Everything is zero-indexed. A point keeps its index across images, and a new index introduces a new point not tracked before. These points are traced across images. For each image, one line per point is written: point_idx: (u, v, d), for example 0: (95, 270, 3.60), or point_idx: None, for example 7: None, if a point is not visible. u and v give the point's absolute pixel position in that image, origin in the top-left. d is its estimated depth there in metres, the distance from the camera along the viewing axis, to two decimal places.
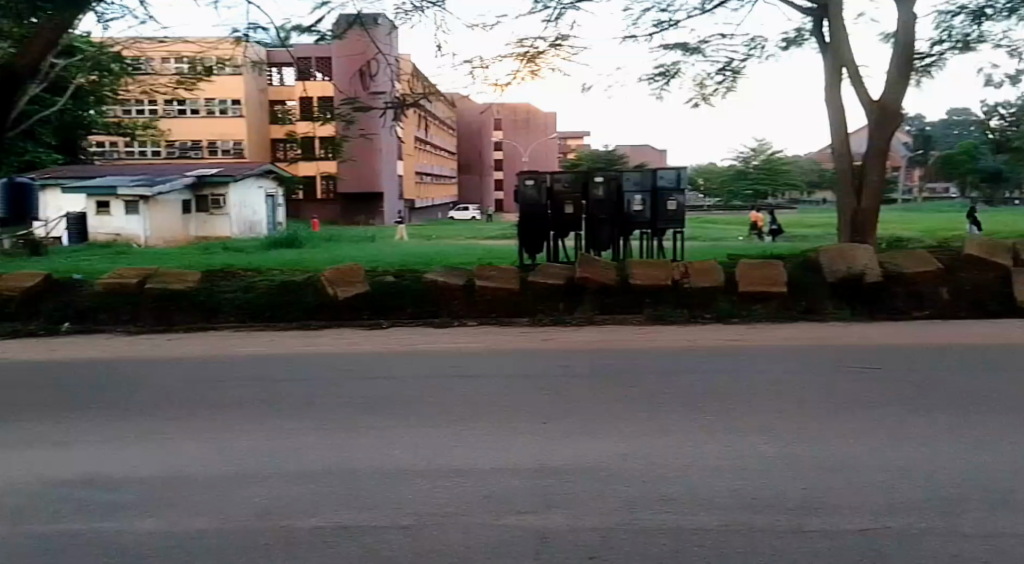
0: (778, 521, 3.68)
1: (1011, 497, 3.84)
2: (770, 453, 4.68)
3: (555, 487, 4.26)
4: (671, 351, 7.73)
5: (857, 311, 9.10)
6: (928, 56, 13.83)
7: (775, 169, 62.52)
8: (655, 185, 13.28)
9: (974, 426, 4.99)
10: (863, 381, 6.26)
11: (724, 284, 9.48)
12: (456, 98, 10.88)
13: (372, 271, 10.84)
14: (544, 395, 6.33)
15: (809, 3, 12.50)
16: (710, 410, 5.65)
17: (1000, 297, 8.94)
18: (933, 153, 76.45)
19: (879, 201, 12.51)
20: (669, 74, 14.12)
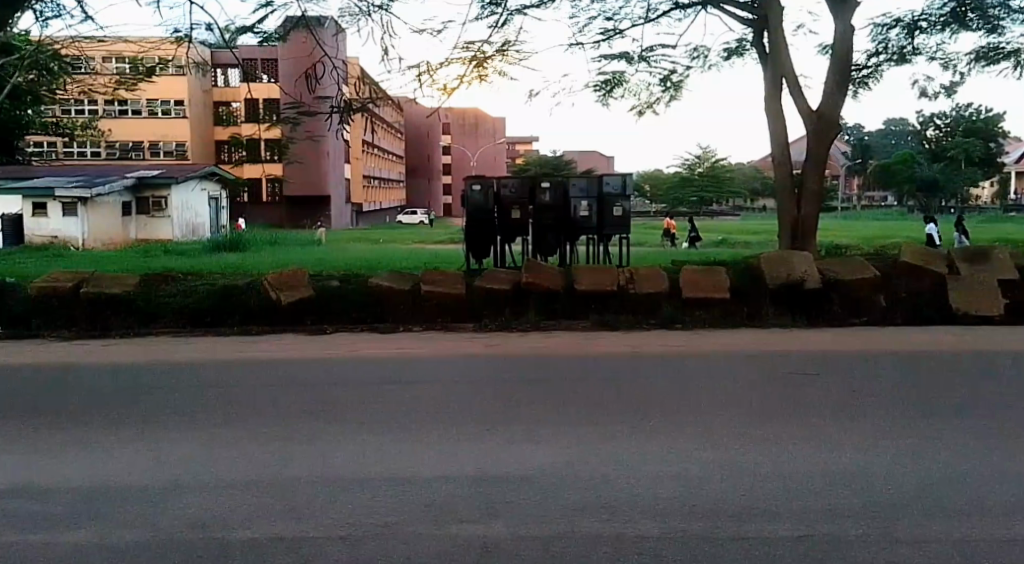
0: (716, 528, 3.75)
1: (940, 502, 4.00)
2: (711, 460, 4.76)
3: (502, 495, 4.25)
4: (617, 356, 7.83)
5: (797, 318, 9.39)
6: (865, 68, 14.36)
7: (719, 177, 65.58)
8: (601, 191, 13.38)
9: (905, 433, 5.18)
10: (800, 388, 6.44)
11: (668, 290, 9.60)
12: (404, 102, 10.77)
13: (316, 276, 10.62)
14: (492, 401, 6.31)
15: (749, 14, 12.85)
16: (653, 416, 5.73)
17: (934, 304, 9.32)
18: (869, 163, 79.81)
19: (818, 208, 12.91)
20: (615, 82, 14.31)
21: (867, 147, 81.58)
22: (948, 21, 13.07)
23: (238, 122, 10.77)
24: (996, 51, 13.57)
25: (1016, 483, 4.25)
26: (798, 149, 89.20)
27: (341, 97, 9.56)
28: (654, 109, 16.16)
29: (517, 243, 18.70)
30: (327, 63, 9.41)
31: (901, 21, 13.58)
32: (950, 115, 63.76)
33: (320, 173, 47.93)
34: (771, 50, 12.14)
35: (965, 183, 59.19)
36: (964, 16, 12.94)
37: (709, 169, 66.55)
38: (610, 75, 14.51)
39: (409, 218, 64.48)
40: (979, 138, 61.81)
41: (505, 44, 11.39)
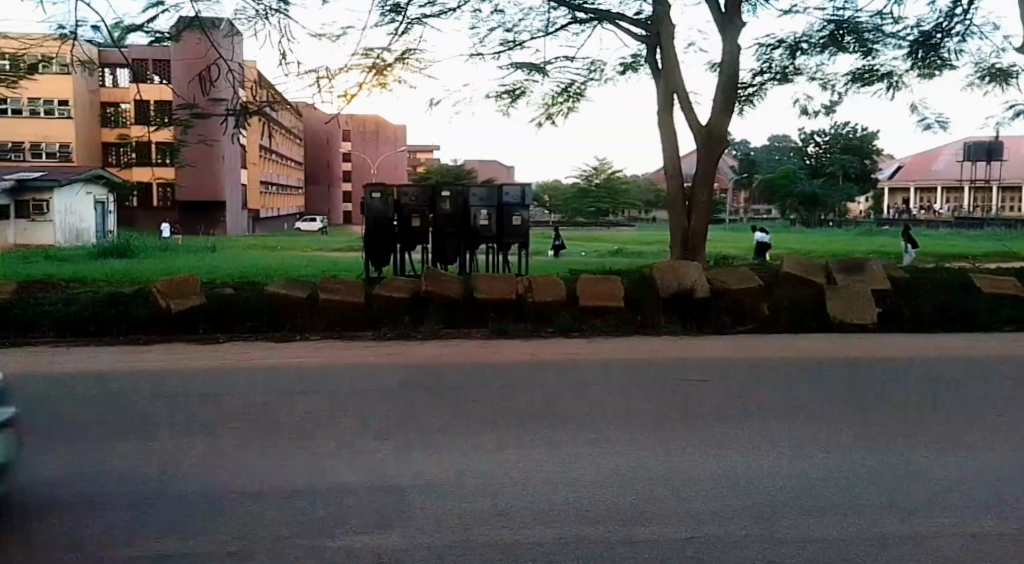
0: (610, 532, 3.89)
1: (815, 503, 4.29)
2: (605, 466, 4.91)
3: (400, 505, 4.23)
4: (517, 363, 7.94)
5: (687, 327, 9.82)
6: (751, 86, 15.18)
7: (617, 188, 67.94)
8: (500, 200, 13.42)
9: (784, 437, 5.50)
10: (689, 393, 6.72)
11: (565, 299, 9.79)
12: (303, 108, 10.51)
13: (207, 283, 10.20)
14: (391, 410, 6.27)
15: (643, 32, 13.36)
16: (551, 424, 5.85)
17: (814, 312, 9.94)
18: (756, 177, 84.33)
19: (708, 219, 13.51)
20: (517, 92, 14.48)
21: (754, 162, 85.93)
22: (826, 44, 14.00)
23: (126, 123, 10.27)
24: (870, 74, 14.63)
25: (882, 482, 4.62)
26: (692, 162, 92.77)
27: (236, 101, 9.41)
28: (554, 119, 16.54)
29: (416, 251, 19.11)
30: (222, 65, 9.06)
31: (784, 42, 14.43)
32: (830, 132, 68.01)
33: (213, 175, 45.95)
34: (664, 66, 12.62)
35: (841, 198, 63.62)
36: (841, 39, 13.90)
37: (607, 180, 68.23)
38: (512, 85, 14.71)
39: (308, 226, 62.70)
40: (855, 155, 66.32)
41: (406, 52, 11.36)
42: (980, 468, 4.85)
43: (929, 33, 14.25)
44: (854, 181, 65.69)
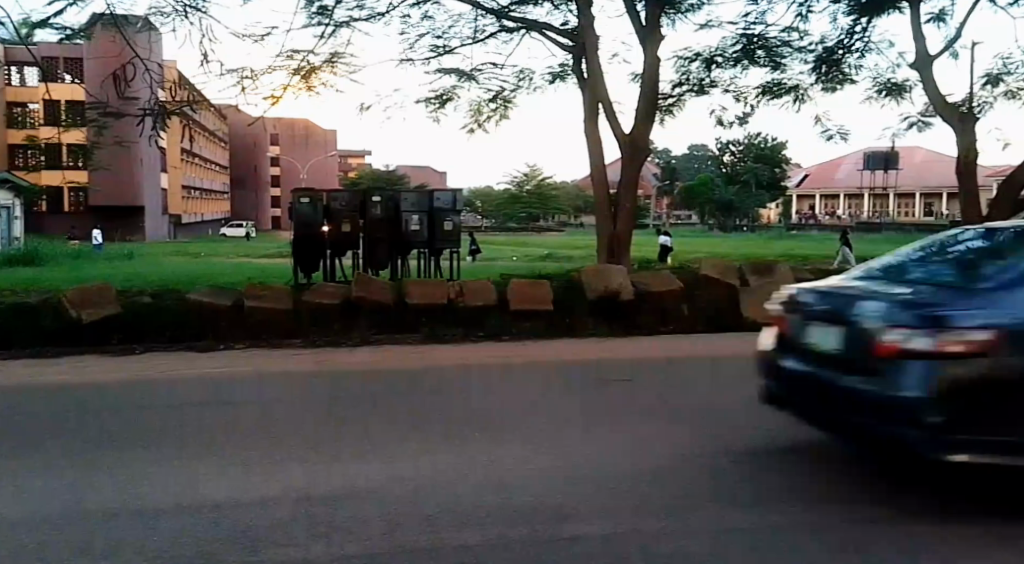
0: (538, 530, 4.03)
1: (731, 492, 4.53)
2: (534, 465, 5.01)
3: (327, 514, 4.22)
4: (447, 364, 7.97)
5: (612, 329, 10.14)
6: (671, 96, 15.73)
7: (546, 193, 68.93)
8: (431, 206, 13.36)
9: (706, 427, 5.75)
10: (616, 388, 6.91)
11: (496, 303, 9.84)
12: (226, 110, 10.22)
13: (124, 291, 9.80)
14: (317, 414, 6.19)
15: (569, 41, 13.64)
16: (483, 425, 5.90)
17: (728, 313, 10.44)
18: (678, 183, 86.93)
19: (632, 224, 13.88)
20: (445, 98, 14.52)
21: (674, 169, 88.67)
22: (740, 57, 14.65)
23: (33, 123, 9.75)
24: (779, 87, 15.40)
25: (791, 469, 4.91)
26: (615, 169, 94.92)
27: (154, 101, 9.08)
28: (485, 126, 16.63)
29: (347, 259, 18.88)
30: (139, 64, 8.71)
31: (701, 55, 15.01)
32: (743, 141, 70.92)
33: (128, 180, 44.04)
34: (589, 75, 12.93)
35: (756, 205, 66.49)
36: (753, 54, 14.59)
37: (536, 186, 69.02)
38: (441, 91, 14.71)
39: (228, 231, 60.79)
40: (766, 164, 69.41)
41: (333, 55, 11.22)
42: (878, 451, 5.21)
43: (832, 50, 15.13)
44: (765, 189, 68.78)
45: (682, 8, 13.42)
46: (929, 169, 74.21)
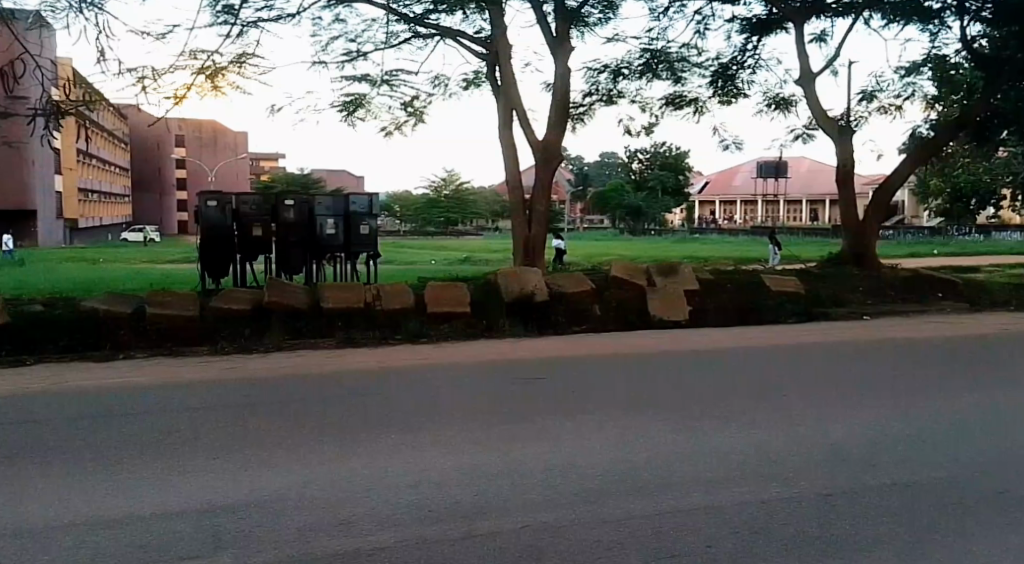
0: (452, 530, 4.14)
1: (637, 484, 4.80)
2: (453, 464, 5.10)
3: (240, 523, 4.19)
4: (359, 367, 7.85)
5: (529, 329, 10.16)
6: (581, 106, 16.17)
7: (466, 198, 68.82)
8: (347, 210, 13.21)
9: (619, 420, 5.99)
10: (532, 386, 7.06)
11: (414, 306, 9.92)
12: (127, 110, 9.76)
13: (12, 300, 9.20)
14: (227, 421, 6.03)
15: (482, 50, 13.81)
16: (403, 425, 5.89)
17: (637, 311, 10.76)
18: (588, 189, 88.74)
19: (546, 228, 14.22)
20: (359, 103, 14.40)
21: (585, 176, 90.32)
22: (643, 71, 15.26)
23: None
24: (680, 98, 16.11)
25: (692, 458, 5.21)
26: (527, 175, 96.22)
27: (47, 100, 8.57)
28: (403, 130, 16.61)
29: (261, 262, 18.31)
30: (30, 61, 8.23)
31: (608, 67, 15.55)
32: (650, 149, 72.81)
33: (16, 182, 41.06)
34: (503, 82, 13.13)
35: (661, 210, 68.88)
36: (656, 67, 15.22)
37: (455, 192, 68.77)
38: (355, 95, 14.60)
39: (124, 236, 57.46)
40: (669, 171, 71.75)
41: (241, 57, 10.92)
42: (768, 436, 5.61)
43: (727, 65, 15.99)
44: (671, 195, 70.95)
45: (589, 21, 13.86)
46: (818, 177, 78.60)
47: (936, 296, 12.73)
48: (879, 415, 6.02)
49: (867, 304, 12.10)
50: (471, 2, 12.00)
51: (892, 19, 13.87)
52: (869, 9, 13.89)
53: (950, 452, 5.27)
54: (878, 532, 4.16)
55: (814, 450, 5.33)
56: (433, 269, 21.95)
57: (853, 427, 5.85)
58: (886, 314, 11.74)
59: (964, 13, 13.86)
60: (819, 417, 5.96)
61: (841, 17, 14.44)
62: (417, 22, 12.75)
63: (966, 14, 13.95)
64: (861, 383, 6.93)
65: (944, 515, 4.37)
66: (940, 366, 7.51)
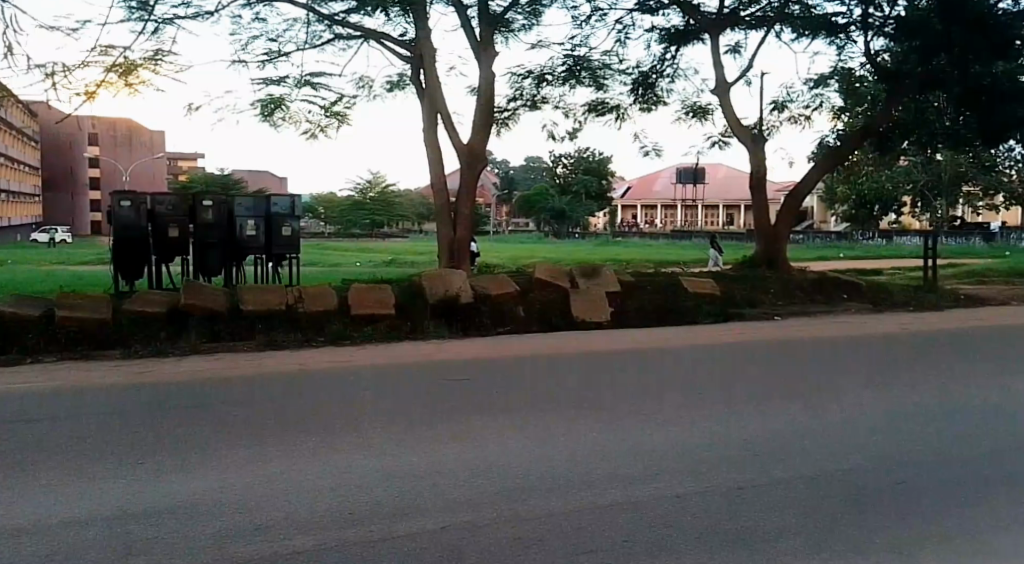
0: (372, 531, 4.13)
1: (556, 482, 4.88)
2: (373, 465, 5.08)
3: (153, 529, 4.09)
4: (281, 370, 7.72)
5: (453, 329, 10.16)
6: (506, 110, 16.30)
7: (390, 200, 68.17)
8: (268, 210, 13.03)
9: (539, 419, 6.07)
10: (454, 387, 7.10)
11: (336, 308, 9.84)
12: (34, 106, 9.35)
13: None
14: (140, 426, 5.85)
15: (406, 52, 13.79)
16: (323, 427, 5.84)
17: (560, 312, 10.88)
18: (514, 192, 89.34)
19: (470, 230, 14.28)
20: (279, 104, 14.18)
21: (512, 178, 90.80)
22: (567, 78, 15.48)
23: None
24: (603, 105, 16.42)
25: (611, 455, 5.32)
26: (454, 178, 96.26)
27: None
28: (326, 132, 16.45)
29: (178, 263, 17.75)
30: None
31: (532, 72, 15.73)
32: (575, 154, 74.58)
33: None
34: (427, 85, 13.14)
35: (585, 214, 69.75)
36: (579, 74, 15.48)
37: (380, 193, 67.93)
38: (275, 96, 14.37)
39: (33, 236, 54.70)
40: (594, 176, 72.97)
41: (157, 54, 10.63)
42: (683, 432, 5.78)
43: (648, 74, 16.40)
44: (594, 199, 72.46)
45: (513, 27, 14.02)
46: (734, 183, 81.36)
47: (842, 297, 13.36)
48: (788, 410, 6.28)
49: (779, 305, 12.58)
50: (394, 4, 11.99)
51: (801, 33, 14.48)
52: (780, 22, 14.49)
53: (850, 445, 5.56)
54: (786, 522, 4.36)
55: (727, 445, 5.53)
56: (360, 269, 23.52)
57: (764, 422, 6.09)
58: (796, 314, 12.24)
59: (867, 28, 14.46)
60: (733, 414, 6.19)
61: (753, 30, 15.01)
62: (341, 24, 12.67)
63: (870, 29, 14.60)
64: (769, 380, 7.22)
65: (847, 504, 4.60)
66: (842, 363, 7.89)
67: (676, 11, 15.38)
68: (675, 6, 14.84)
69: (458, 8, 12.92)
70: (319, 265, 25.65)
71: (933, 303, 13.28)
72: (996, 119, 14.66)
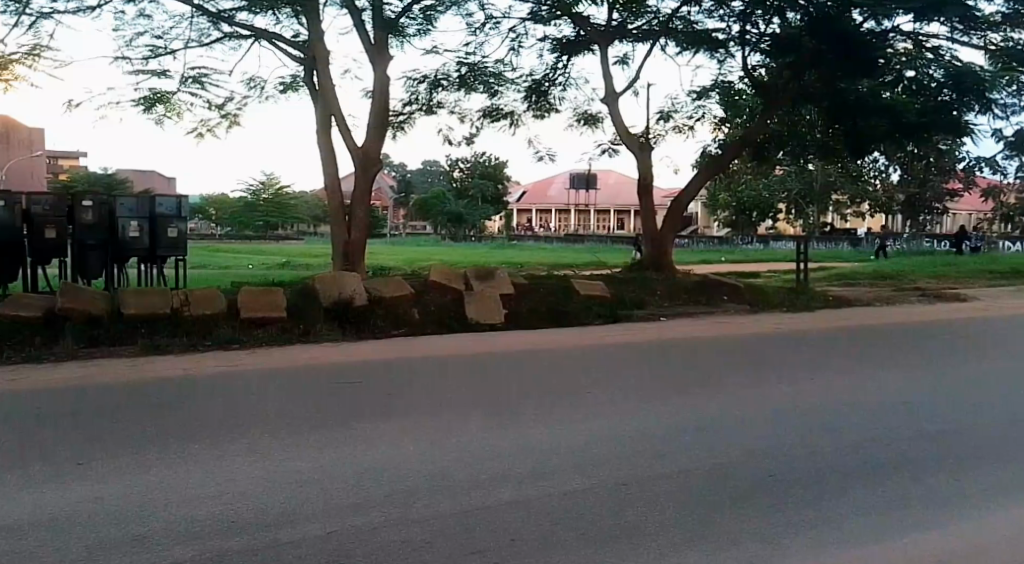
0: (257, 539, 4.10)
1: (442, 485, 4.95)
2: (258, 473, 5.03)
3: (22, 545, 3.93)
4: (166, 376, 7.51)
5: (346, 332, 10.11)
6: (402, 114, 16.34)
7: (283, 202, 65.67)
8: (153, 211, 12.75)
9: (426, 421, 6.13)
10: (343, 390, 7.08)
11: (224, 311, 9.68)
12: None
13: None
14: (7, 438, 5.57)
15: (299, 53, 13.67)
16: (206, 434, 5.72)
17: (454, 315, 10.98)
18: (412, 196, 88.81)
19: (366, 233, 14.25)
20: (164, 102, 13.78)
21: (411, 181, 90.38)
22: (462, 84, 15.65)
23: None
24: (498, 112, 16.66)
25: (498, 456, 5.45)
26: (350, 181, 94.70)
27: None
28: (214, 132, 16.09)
29: (53, 263, 17.15)
30: None
31: (427, 77, 15.80)
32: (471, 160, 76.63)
33: None
34: (320, 87, 13.06)
35: (483, 217, 69.54)
36: (475, 79, 15.67)
37: (274, 194, 65.27)
38: (160, 94, 13.94)
39: None
40: (490, 180, 74.11)
41: (31, 49, 10.20)
42: (567, 431, 5.97)
43: (541, 82, 16.77)
44: (490, 202, 72.85)
45: (406, 32, 14.10)
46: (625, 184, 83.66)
47: (723, 297, 13.99)
48: (669, 408, 6.56)
49: (664, 306, 13.07)
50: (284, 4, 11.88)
51: (685, 47, 15.11)
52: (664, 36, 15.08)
53: (723, 439, 5.87)
54: (664, 515, 4.56)
55: (611, 443, 5.74)
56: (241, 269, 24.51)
57: (646, 420, 6.35)
58: (679, 313, 12.76)
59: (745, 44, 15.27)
60: (617, 413, 6.41)
61: (641, 42, 15.55)
62: (230, 22, 12.46)
63: (747, 45, 15.31)
64: (650, 379, 7.52)
65: (720, 496, 4.86)
66: (718, 362, 8.32)
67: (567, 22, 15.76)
68: (565, 17, 15.21)
69: (350, 10, 12.89)
70: (204, 264, 26.11)
71: (805, 303, 14.14)
72: (861, 134, 15.45)
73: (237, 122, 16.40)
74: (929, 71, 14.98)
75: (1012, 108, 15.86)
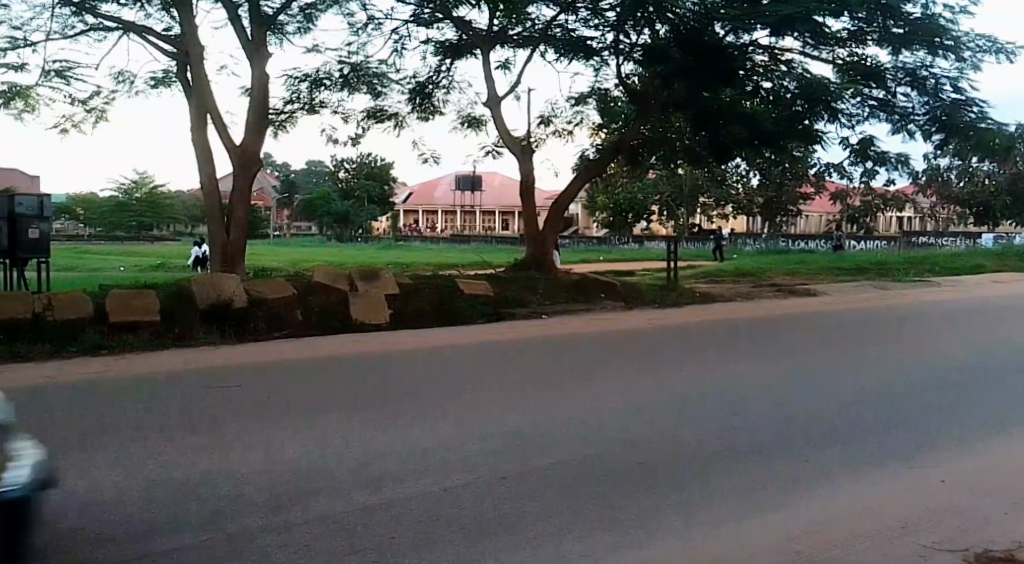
0: (127, 548, 3.98)
1: (322, 486, 4.95)
2: (127, 483, 4.87)
3: None
4: (24, 385, 7.09)
5: (225, 335, 9.88)
6: (282, 112, 16.05)
7: (156, 202, 60.28)
8: (12, 211, 12.02)
9: (302, 426, 6.07)
10: (217, 396, 6.92)
11: (92, 315, 9.30)
12: None
13: None
14: None
15: (172, 48, 13.21)
16: (70, 445, 5.46)
17: (338, 316, 10.91)
18: (295, 196, 86.32)
19: (245, 234, 13.98)
20: (21, 95, 13.00)
21: (294, 181, 87.69)
22: (345, 84, 15.54)
23: None
24: (383, 113, 16.62)
25: (378, 455, 5.49)
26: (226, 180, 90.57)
27: None
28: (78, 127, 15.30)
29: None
30: None
31: (308, 76, 15.58)
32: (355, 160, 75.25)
33: None
34: (195, 84, 12.68)
35: (369, 218, 68.17)
36: (357, 79, 15.59)
37: (148, 193, 60.30)
38: (17, 87, 13.14)
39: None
40: (378, 181, 73.15)
41: None
42: (447, 429, 6.09)
43: (425, 84, 16.84)
44: (377, 202, 71.55)
45: (284, 30, 13.88)
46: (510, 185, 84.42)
47: (601, 296, 14.46)
48: (548, 404, 6.77)
49: (545, 304, 13.41)
50: None
51: (562, 54, 15.57)
52: (543, 43, 15.44)
53: (596, 431, 6.12)
54: (544, 505, 4.74)
55: (490, 439, 5.89)
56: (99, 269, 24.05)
57: (524, 416, 6.53)
58: (559, 311, 13.14)
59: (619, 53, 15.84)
60: (496, 410, 6.58)
61: (521, 48, 15.87)
62: (95, 14, 11.91)
63: (622, 54, 15.96)
64: (528, 375, 7.75)
65: (595, 484, 5.09)
66: (592, 357, 8.65)
67: (450, 26, 15.95)
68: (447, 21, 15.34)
69: (225, 5, 12.57)
70: (59, 264, 25.89)
71: (677, 300, 14.82)
72: (723, 140, 16.02)
73: (103, 118, 15.64)
74: (784, 83, 16.30)
75: (859, 117, 17.14)
